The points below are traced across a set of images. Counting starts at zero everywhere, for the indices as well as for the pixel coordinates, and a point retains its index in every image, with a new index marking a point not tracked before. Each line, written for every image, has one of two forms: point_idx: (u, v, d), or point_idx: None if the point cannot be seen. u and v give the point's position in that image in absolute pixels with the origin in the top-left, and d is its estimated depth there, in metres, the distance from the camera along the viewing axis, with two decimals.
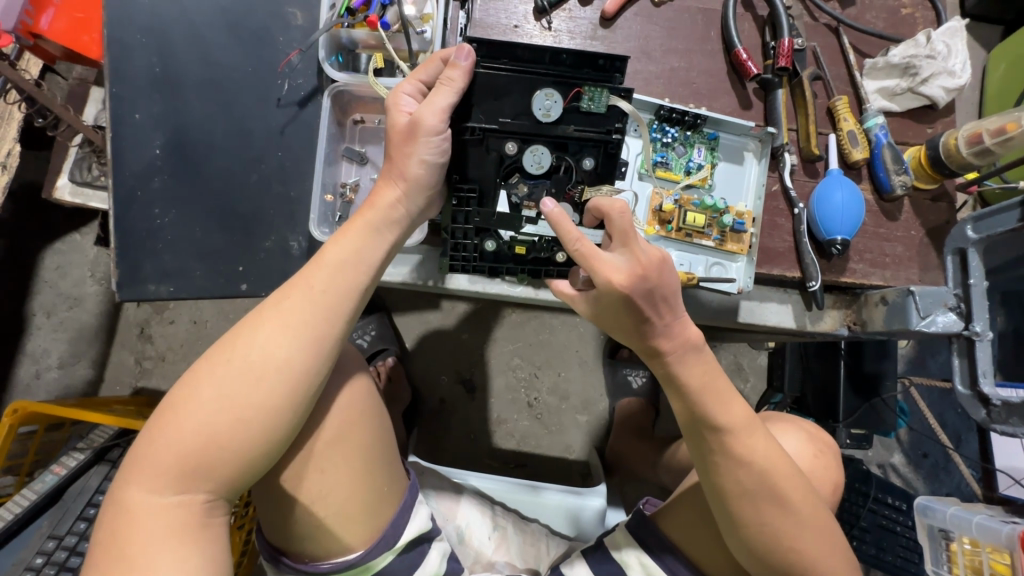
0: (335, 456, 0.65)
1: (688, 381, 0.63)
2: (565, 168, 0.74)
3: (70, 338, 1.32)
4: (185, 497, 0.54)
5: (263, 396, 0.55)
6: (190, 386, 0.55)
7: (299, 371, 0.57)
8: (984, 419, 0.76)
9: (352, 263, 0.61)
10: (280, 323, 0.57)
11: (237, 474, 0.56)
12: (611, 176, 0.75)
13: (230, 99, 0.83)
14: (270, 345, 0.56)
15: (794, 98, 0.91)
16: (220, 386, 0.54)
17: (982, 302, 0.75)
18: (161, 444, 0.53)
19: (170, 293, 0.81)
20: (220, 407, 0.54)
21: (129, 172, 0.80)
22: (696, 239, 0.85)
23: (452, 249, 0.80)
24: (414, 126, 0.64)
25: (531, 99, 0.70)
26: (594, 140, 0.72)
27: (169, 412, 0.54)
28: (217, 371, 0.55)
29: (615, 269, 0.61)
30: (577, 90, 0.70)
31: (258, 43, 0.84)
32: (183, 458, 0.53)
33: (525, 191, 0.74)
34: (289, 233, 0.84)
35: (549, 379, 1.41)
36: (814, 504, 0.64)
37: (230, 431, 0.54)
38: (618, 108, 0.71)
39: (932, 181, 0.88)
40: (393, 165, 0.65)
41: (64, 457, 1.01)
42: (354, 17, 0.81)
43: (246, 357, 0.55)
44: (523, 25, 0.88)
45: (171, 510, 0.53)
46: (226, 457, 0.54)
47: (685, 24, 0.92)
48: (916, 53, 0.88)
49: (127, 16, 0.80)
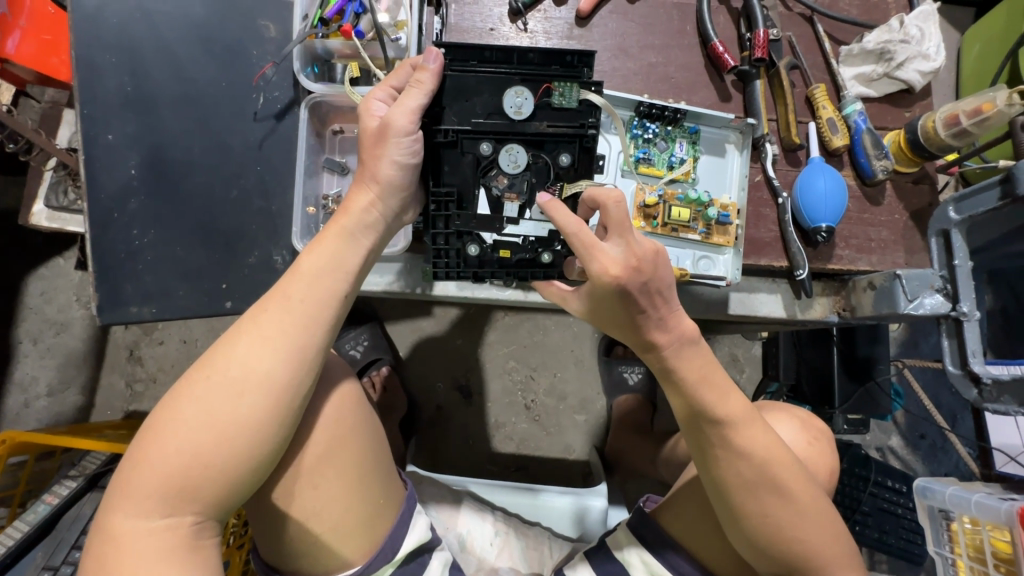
0: (328, 471, 0.64)
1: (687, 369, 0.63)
2: (543, 165, 0.74)
3: (58, 364, 1.33)
4: (172, 519, 0.53)
5: (246, 412, 0.54)
6: (174, 404, 0.54)
7: (282, 384, 0.56)
8: (976, 398, 0.75)
9: (331, 270, 0.60)
10: (259, 337, 0.56)
11: (226, 493, 0.55)
12: (589, 171, 0.75)
13: (206, 117, 0.81)
14: (250, 359, 0.55)
15: (772, 88, 0.91)
16: (203, 404, 0.53)
17: (968, 282, 0.75)
18: (145, 465, 0.52)
19: (153, 315, 0.79)
20: (202, 426, 0.53)
21: (105, 194, 0.78)
22: (682, 234, 0.85)
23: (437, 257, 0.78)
24: (384, 128, 0.63)
25: (502, 99, 0.71)
26: (569, 135, 0.73)
27: (151, 433, 0.53)
28: (198, 388, 0.54)
29: (610, 260, 0.59)
30: (547, 86, 0.71)
31: (231, 57, 0.82)
32: (168, 479, 0.52)
33: (505, 183, 0.74)
34: (272, 246, 0.83)
35: (545, 381, 1.41)
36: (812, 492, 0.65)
37: (216, 448, 0.53)
38: (590, 102, 0.71)
39: (913, 165, 0.89)
40: (365, 169, 0.64)
41: (56, 486, 1.00)
42: (329, 28, 0.79)
43: (227, 371, 0.54)
44: (498, 27, 0.88)
45: (158, 534, 0.52)
46: (213, 477, 0.53)
47: (660, 20, 0.92)
48: (890, 39, 0.88)
49: (95, 35, 0.78)
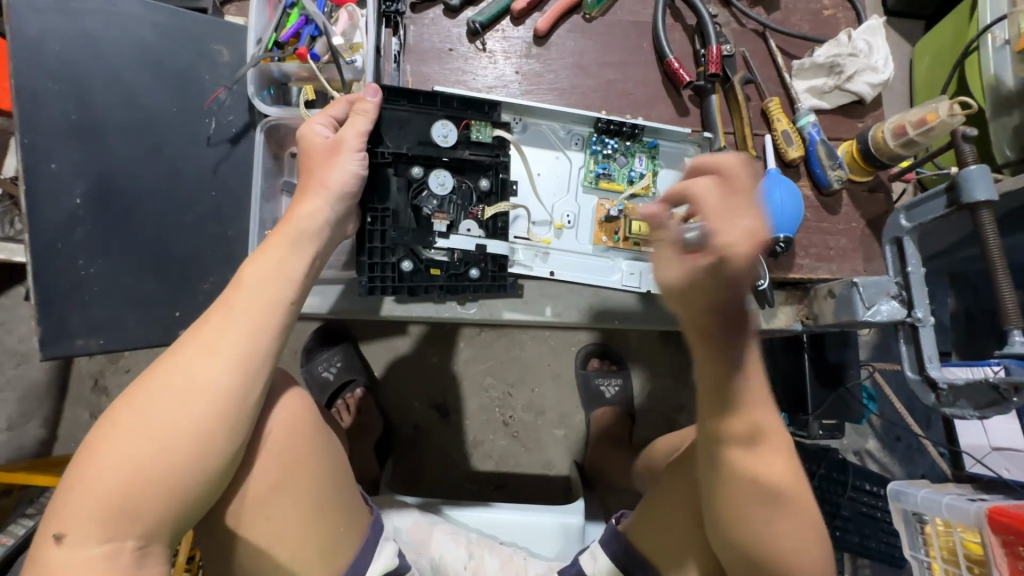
0: (281, 493, 0.62)
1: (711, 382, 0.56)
2: (465, 189, 0.80)
3: (22, 396, 1.32)
4: (112, 545, 0.50)
5: (188, 426, 0.52)
6: (114, 419, 0.51)
7: (227, 396, 0.53)
8: (935, 404, 0.75)
9: (276, 279, 0.59)
10: (201, 347, 0.54)
11: (171, 514, 0.52)
12: (507, 195, 0.80)
13: (159, 141, 0.79)
14: (192, 370, 0.53)
15: (728, 102, 0.93)
16: (143, 419, 0.51)
17: (921, 288, 0.75)
18: (80, 489, 0.50)
19: (101, 347, 0.75)
20: (140, 443, 0.51)
21: (48, 225, 0.71)
22: (643, 248, 0.86)
23: (372, 273, 0.77)
24: (336, 144, 0.69)
25: (429, 129, 0.76)
26: (486, 163, 0.80)
27: (87, 454, 0.51)
28: (138, 403, 0.52)
29: (745, 229, 0.46)
30: (467, 122, 0.78)
31: (183, 83, 0.80)
32: (106, 499, 0.50)
33: (435, 203, 0.78)
34: (228, 270, 0.83)
35: (522, 397, 1.39)
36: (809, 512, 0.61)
37: (158, 464, 0.51)
38: (501, 137, 0.80)
39: (867, 174, 0.90)
40: (312, 180, 0.67)
41: (11, 527, 1.01)
42: (284, 51, 0.80)
43: (170, 384, 0.52)
44: (457, 47, 0.90)
45: (97, 560, 0.49)
46: (155, 496, 0.51)
47: (617, 37, 0.93)
48: (839, 53, 0.91)
49: (36, 61, 0.71)
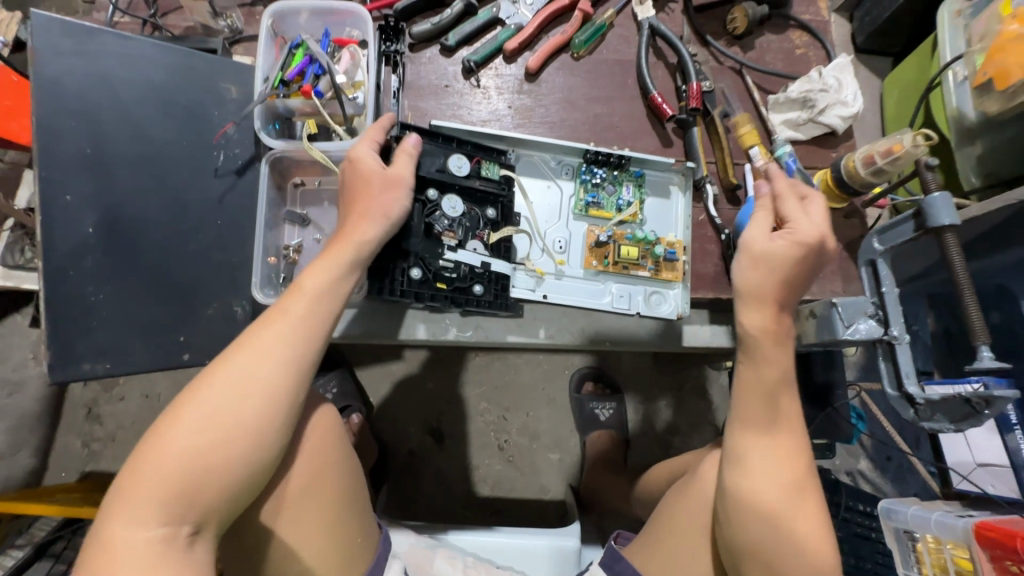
0: (309, 500, 0.63)
1: (755, 358, 0.66)
2: (473, 216, 0.83)
3: (8, 428, 1.30)
4: (169, 530, 0.50)
5: (250, 415, 0.54)
6: (176, 408, 0.53)
7: (286, 388, 0.56)
8: (914, 418, 0.78)
9: (329, 286, 0.63)
10: (263, 341, 0.57)
11: (226, 501, 0.53)
12: (512, 222, 0.87)
13: (167, 173, 0.82)
14: (254, 363, 0.55)
15: (709, 133, 0.98)
16: (206, 410, 0.53)
17: (896, 308, 0.79)
18: (143, 472, 0.50)
19: (107, 370, 0.76)
20: (204, 430, 0.52)
21: (60, 253, 0.74)
22: (632, 271, 0.89)
23: (384, 288, 0.78)
24: (393, 176, 0.71)
25: (446, 159, 0.80)
26: (493, 194, 0.84)
27: (151, 439, 0.52)
28: (203, 392, 0.54)
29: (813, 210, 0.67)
30: (477, 159, 0.83)
31: (192, 117, 0.84)
32: (164, 486, 0.50)
33: (446, 223, 0.80)
34: (232, 298, 0.85)
35: (518, 421, 1.41)
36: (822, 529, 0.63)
37: (219, 454, 0.52)
38: (508, 176, 0.85)
39: (841, 201, 0.96)
40: (370, 207, 0.69)
41: (2, 557, 1.03)
42: (289, 88, 0.83)
43: (230, 378, 0.55)
44: (453, 84, 0.96)
45: (155, 545, 0.49)
46: (213, 485, 0.52)
47: (603, 74, 0.99)
48: (811, 89, 0.97)
49: (57, 99, 0.75)
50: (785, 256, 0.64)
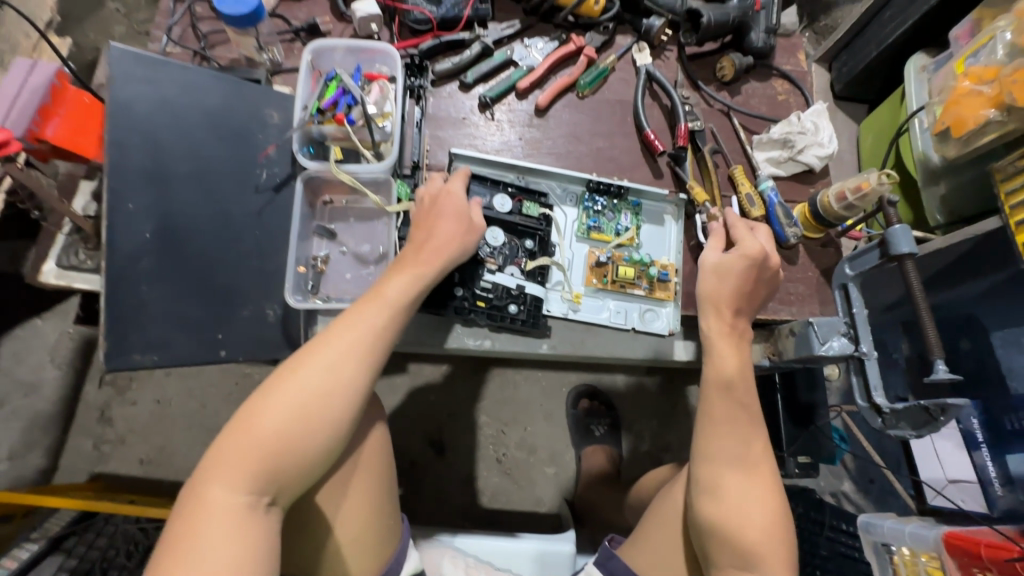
0: (359, 484, 0.77)
1: (715, 359, 0.80)
2: (512, 245, 0.94)
3: (22, 427, 1.36)
4: (252, 496, 0.64)
5: (324, 412, 0.68)
6: (265, 396, 0.67)
7: (352, 394, 0.70)
8: (882, 426, 0.86)
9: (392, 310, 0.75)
10: (339, 352, 0.70)
11: (294, 478, 0.67)
12: (547, 253, 0.96)
13: (215, 186, 0.86)
14: (330, 369, 0.69)
15: (700, 167, 1.09)
16: (293, 403, 0.67)
17: (866, 327, 0.88)
18: (239, 445, 0.65)
19: (155, 363, 0.79)
20: (288, 419, 0.66)
21: (118, 257, 0.77)
22: (629, 290, 0.98)
23: (436, 305, 0.89)
24: (471, 222, 0.83)
25: (492, 199, 0.94)
26: (533, 228, 0.95)
27: (247, 419, 0.66)
28: (288, 387, 0.67)
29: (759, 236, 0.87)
30: (519, 199, 0.96)
31: (239, 138, 0.89)
32: (255, 462, 0.64)
33: (488, 249, 0.92)
34: (266, 302, 0.87)
35: (516, 435, 1.47)
36: (769, 513, 0.73)
37: (298, 439, 0.66)
38: (547, 215, 0.97)
39: (818, 232, 1.05)
40: (444, 242, 0.80)
41: (16, 550, 1.07)
42: (325, 115, 0.91)
43: (312, 375, 0.68)
44: (470, 116, 1.06)
45: (240, 505, 0.63)
46: (288, 464, 0.66)
47: (605, 112, 1.10)
48: (790, 131, 1.08)
49: (127, 112, 0.79)
50: (735, 267, 0.82)
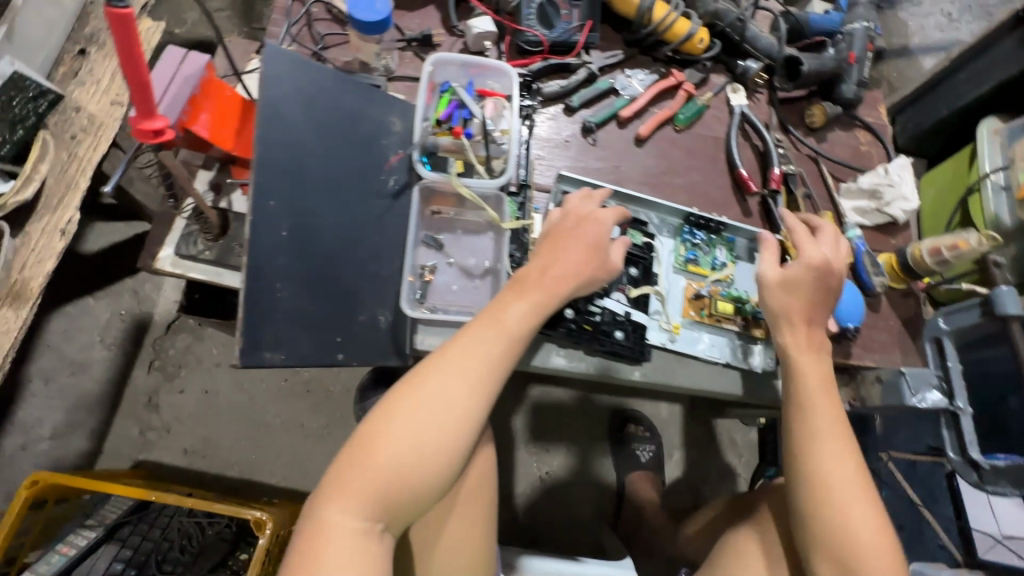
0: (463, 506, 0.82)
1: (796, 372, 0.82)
2: (618, 272, 0.96)
3: (67, 406, 1.32)
4: (369, 521, 0.66)
5: (442, 445, 0.68)
6: (385, 422, 0.67)
7: (468, 427, 0.70)
8: (978, 481, 0.88)
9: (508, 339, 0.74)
10: (456, 382, 0.70)
11: (409, 506, 0.68)
12: (649, 282, 0.98)
13: (344, 190, 0.88)
14: (449, 398, 0.69)
15: (790, 211, 1.11)
16: (412, 431, 0.67)
17: (961, 382, 0.90)
18: (360, 470, 0.66)
19: (283, 362, 0.79)
20: (407, 449, 0.67)
21: (261, 251, 0.78)
22: (724, 324, 0.99)
23: (546, 324, 0.88)
24: (611, 261, 0.85)
25: None
26: (637, 256, 0.98)
27: (368, 443, 0.67)
28: (409, 416, 0.68)
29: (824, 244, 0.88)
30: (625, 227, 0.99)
31: (368, 144, 0.92)
32: (374, 489, 0.65)
33: None
34: (378, 308, 0.90)
35: (562, 454, 1.48)
36: (875, 529, 0.75)
37: (414, 471, 0.67)
38: (649, 243, 0.99)
39: (902, 283, 1.08)
40: (582, 277, 0.82)
41: (74, 536, 1.05)
42: (441, 127, 0.94)
43: (431, 403, 0.69)
44: (572, 139, 1.07)
45: (358, 529, 0.65)
46: (405, 494, 0.67)
47: (700, 147, 1.13)
48: (879, 182, 1.11)
49: (279, 111, 0.81)
50: (801, 276, 0.85)
